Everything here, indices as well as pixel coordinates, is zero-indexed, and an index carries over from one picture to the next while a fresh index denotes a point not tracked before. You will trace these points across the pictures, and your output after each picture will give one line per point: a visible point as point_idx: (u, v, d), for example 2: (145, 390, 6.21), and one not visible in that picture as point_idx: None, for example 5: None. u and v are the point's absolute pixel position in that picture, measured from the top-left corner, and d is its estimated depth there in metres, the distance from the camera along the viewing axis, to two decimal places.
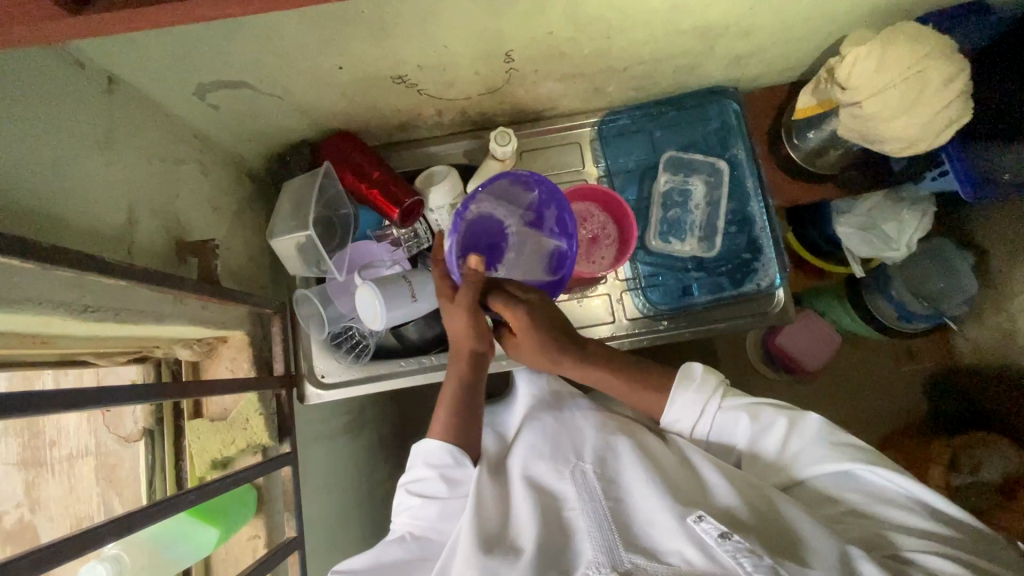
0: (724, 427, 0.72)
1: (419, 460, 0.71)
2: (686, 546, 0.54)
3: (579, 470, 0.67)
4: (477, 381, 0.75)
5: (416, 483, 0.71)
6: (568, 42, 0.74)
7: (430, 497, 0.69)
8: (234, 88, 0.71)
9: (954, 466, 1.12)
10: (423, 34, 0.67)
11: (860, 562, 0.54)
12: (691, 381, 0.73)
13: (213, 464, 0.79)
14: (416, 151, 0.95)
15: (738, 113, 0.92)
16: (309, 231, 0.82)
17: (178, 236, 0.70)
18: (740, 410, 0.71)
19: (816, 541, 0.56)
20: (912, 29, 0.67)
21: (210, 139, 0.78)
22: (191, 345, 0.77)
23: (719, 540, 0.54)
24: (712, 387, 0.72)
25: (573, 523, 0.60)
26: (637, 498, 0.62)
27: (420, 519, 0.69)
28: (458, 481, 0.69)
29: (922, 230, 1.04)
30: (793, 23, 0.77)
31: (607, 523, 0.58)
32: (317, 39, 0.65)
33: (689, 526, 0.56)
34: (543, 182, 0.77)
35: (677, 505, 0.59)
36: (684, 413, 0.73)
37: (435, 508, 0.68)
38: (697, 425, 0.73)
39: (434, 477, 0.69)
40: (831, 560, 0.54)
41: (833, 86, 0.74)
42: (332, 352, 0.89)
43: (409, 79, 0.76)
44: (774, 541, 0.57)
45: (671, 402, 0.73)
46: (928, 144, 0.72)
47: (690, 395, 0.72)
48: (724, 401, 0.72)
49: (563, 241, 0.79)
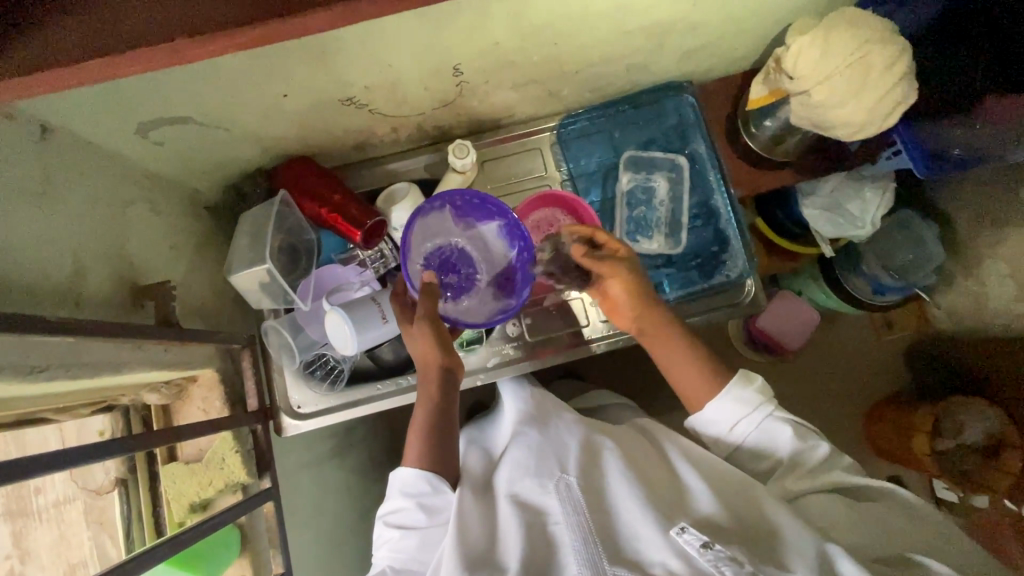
0: (765, 435, 0.72)
1: (395, 490, 0.71)
2: (670, 556, 0.57)
3: (563, 482, 0.67)
4: (446, 401, 0.76)
5: (393, 513, 0.70)
6: (517, 52, 0.73)
7: (410, 528, 0.68)
8: (178, 123, 0.69)
9: (938, 432, 1.20)
10: (366, 55, 0.65)
11: (838, 561, 0.57)
12: (749, 385, 0.73)
13: (191, 507, 0.76)
14: (376, 169, 0.93)
15: (695, 107, 0.93)
16: (268, 263, 0.79)
17: (132, 280, 0.68)
18: (787, 423, 0.71)
19: (794, 546, 0.59)
20: (854, 15, 0.68)
21: (159, 176, 0.76)
22: (159, 388, 0.76)
23: (702, 550, 0.57)
24: (768, 396, 0.73)
25: (560, 538, 0.61)
26: (623, 510, 0.63)
27: (401, 552, 0.68)
28: (436, 509, 0.69)
29: (886, 205, 1.05)
30: (737, 15, 0.77)
31: (591, 536, 0.60)
32: (258, 70, 0.63)
33: (672, 538, 0.58)
34: (450, 195, 0.82)
35: (661, 517, 0.61)
36: (730, 414, 0.72)
37: (416, 539, 0.68)
38: (737, 425, 0.72)
39: (410, 507, 0.69)
40: (808, 556, 0.58)
41: (782, 76, 0.74)
42: (307, 380, 0.88)
43: (359, 100, 0.75)
44: (753, 544, 0.60)
45: (722, 397, 0.73)
46: (877, 128, 0.72)
47: (746, 395, 0.72)
48: (774, 412, 0.72)
49: (499, 216, 0.83)
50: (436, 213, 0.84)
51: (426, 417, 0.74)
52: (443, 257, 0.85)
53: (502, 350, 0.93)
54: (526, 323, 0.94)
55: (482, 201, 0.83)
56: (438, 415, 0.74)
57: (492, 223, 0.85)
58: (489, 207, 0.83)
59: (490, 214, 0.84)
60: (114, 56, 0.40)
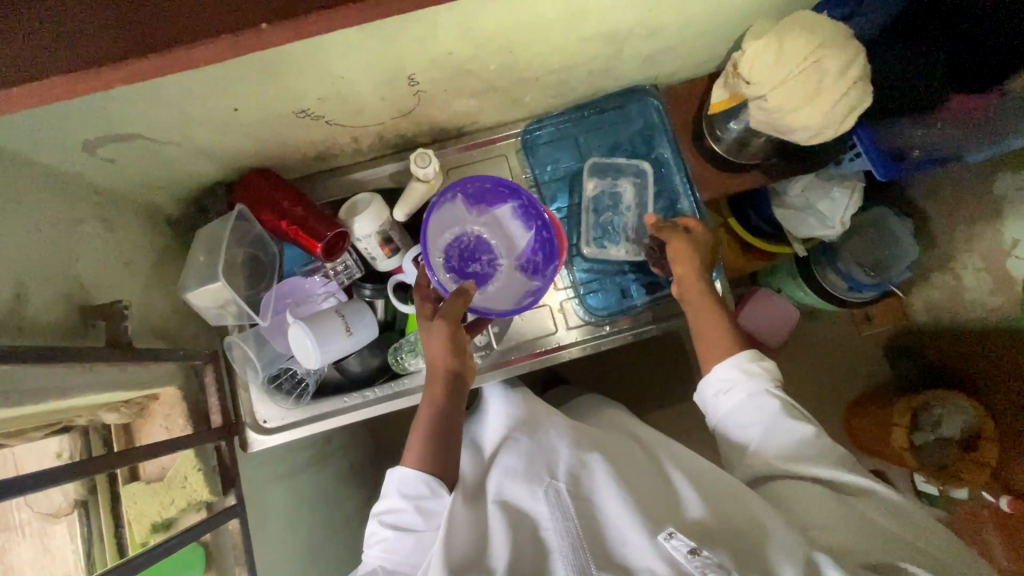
0: (755, 410, 0.72)
1: (393, 490, 0.72)
2: (656, 562, 0.56)
3: (552, 488, 0.66)
4: (450, 405, 0.76)
5: (389, 514, 0.71)
6: (472, 60, 0.72)
7: (405, 530, 0.69)
8: (126, 140, 0.68)
9: (918, 427, 1.22)
10: (315, 68, 0.64)
11: (825, 567, 0.55)
12: (749, 362, 0.74)
13: (154, 527, 0.75)
14: (340, 179, 0.92)
15: (659, 110, 0.93)
16: (218, 280, 0.79)
17: (81, 301, 0.67)
18: (780, 400, 0.71)
19: (783, 551, 0.56)
20: (807, 19, 0.68)
21: (111, 193, 0.75)
22: (118, 408, 0.74)
23: (689, 557, 0.55)
24: (764, 374, 0.74)
25: (549, 544, 0.61)
26: (610, 515, 0.61)
27: (393, 553, 0.69)
28: (431, 511, 0.70)
29: (855, 205, 1.05)
30: (694, 19, 0.76)
31: (578, 541, 0.58)
32: (203, 85, 0.62)
33: (660, 544, 0.57)
34: (464, 183, 0.85)
35: (647, 522, 0.59)
36: (725, 382, 0.75)
37: (410, 541, 0.69)
38: (732, 395, 0.73)
39: (407, 508, 0.70)
40: (797, 558, 0.55)
41: (739, 81, 0.74)
42: (272, 395, 0.87)
43: (314, 112, 0.74)
44: (739, 548, 0.57)
45: (719, 366, 0.75)
46: (834, 132, 0.72)
47: (741, 368, 0.74)
48: (770, 390, 0.73)
49: (516, 200, 0.87)
50: (451, 201, 0.86)
51: (431, 419, 0.75)
52: (461, 245, 0.89)
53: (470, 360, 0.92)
54: (493, 331, 0.93)
55: (495, 185, 0.87)
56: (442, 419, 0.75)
57: (506, 205, 0.89)
58: (502, 189, 0.87)
59: (506, 197, 0.88)
60: (98, 69, 0.43)
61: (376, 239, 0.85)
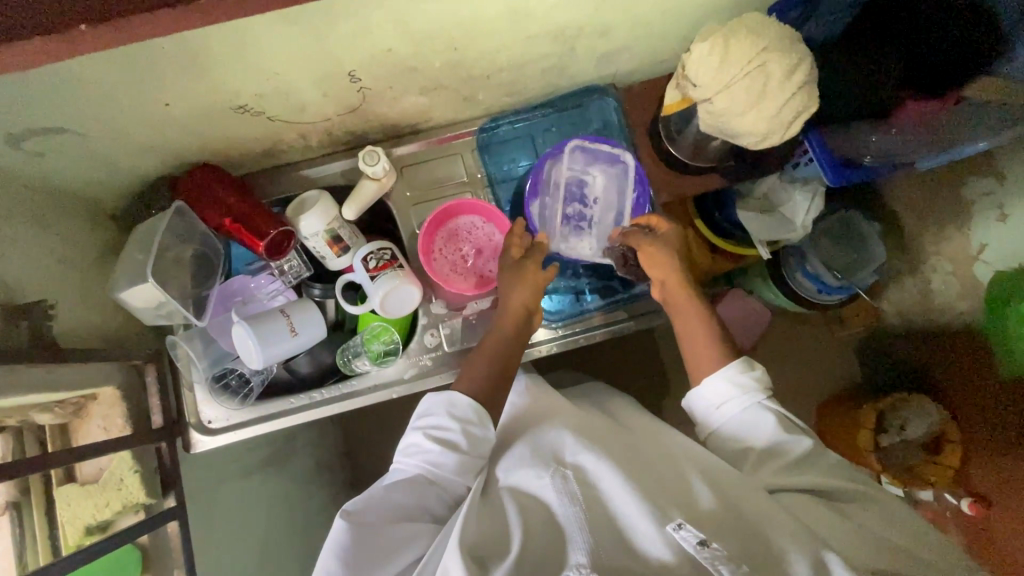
0: (747, 422, 0.72)
1: (442, 410, 0.71)
2: (665, 551, 0.56)
3: (559, 474, 0.66)
4: (517, 340, 0.81)
5: (434, 429, 0.70)
6: (414, 58, 0.71)
7: (450, 447, 0.69)
8: (55, 134, 0.66)
9: (884, 428, 1.21)
10: (247, 62, 0.63)
11: (832, 564, 0.56)
12: (742, 375, 0.73)
13: (88, 530, 0.73)
14: (291, 176, 0.91)
15: (618, 109, 0.92)
16: (149, 282, 0.76)
17: (6, 301, 0.65)
18: (771, 412, 0.71)
19: (790, 541, 0.58)
20: (752, 21, 0.67)
21: (46, 189, 0.73)
22: (52, 408, 0.72)
23: (699, 547, 0.56)
24: (759, 387, 0.73)
25: (560, 528, 0.61)
26: (617, 501, 0.62)
27: (435, 467, 0.68)
28: (477, 437, 0.71)
29: (816, 208, 1.05)
30: (645, 18, 0.75)
31: (586, 527, 0.59)
32: (128, 79, 0.60)
33: (668, 533, 0.57)
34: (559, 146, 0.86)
35: (656, 510, 0.60)
36: (717, 396, 0.73)
37: (454, 460, 0.68)
38: (725, 409, 0.73)
39: (455, 428, 0.70)
40: (803, 551, 0.57)
41: (687, 83, 0.72)
42: (217, 395, 0.86)
43: (253, 107, 0.72)
44: (750, 543, 0.58)
45: (712, 378, 0.74)
46: (782, 137, 0.71)
47: (736, 382, 0.73)
48: (762, 401, 0.72)
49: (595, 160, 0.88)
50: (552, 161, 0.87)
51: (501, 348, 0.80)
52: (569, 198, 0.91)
53: (420, 361, 0.89)
54: (445, 333, 0.89)
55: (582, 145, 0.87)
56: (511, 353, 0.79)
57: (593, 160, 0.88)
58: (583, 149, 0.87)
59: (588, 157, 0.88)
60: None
61: (323, 238, 0.83)
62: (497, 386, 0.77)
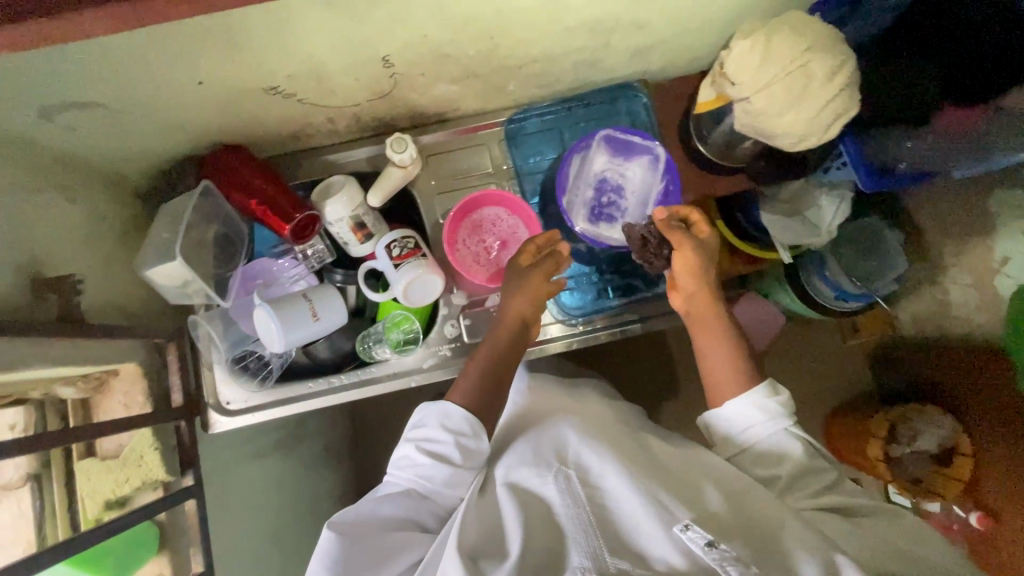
0: (770, 445, 0.72)
1: (434, 422, 0.71)
2: (670, 552, 0.57)
3: (562, 474, 0.67)
4: (513, 344, 0.80)
5: (427, 442, 0.70)
6: (449, 45, 0.70)
7: (443, 461, 0.68)
8: (87, 108, 0.65)
9: (894, 438, 1.21)
10: (284, 44, 0.62)
11: (845, 567, 0.55)
12: (774, 399, 0.73)
13: (108, 503, 0.74)
14: (316, 160, 0.90)
15: (648, 106, 0.91)
16: (176, 259, 0.76)
17: (36, 273, 0.66)
18: (797, 439, 0.71)
19: (802, 544, 0.57)
20: (795, 20, 0.65)
21: (75, 162, 0.73)
22: (75, 381, 0.74)
23: (707, 549, 0.56)
24: (786, 413, 0.73)
25: (562, 528, 0.62)
26: (620, 502, 0.63)
27: (425, 480, 0.69)
28: (471, 450, 0.70)
29: (843, 213, 1.05)
30: (684, 13, 0.74)
31: (591, 528, 0.60)
32: (165, 56, 0.60)
33: (676, 535, 0.58)
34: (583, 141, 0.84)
35: (660, 512, 0.60)
36: (744, 417, 0.73)
37: (447, 473, 0.68)
38: (748, 432, 0.73)
39: (448, 441, 0.69)
40: (818, 557, 0.56)
41: (725, 81, 0.72)
42: (236, 376, 0.86)
43: (285, 89, 0.72)
44: (758, 546, 0.59)
45: (743, 400, 0.73)
46: (818, 140, 0.70)
47: (766, 406, 0.72)
48: (788, 428, 0.72)
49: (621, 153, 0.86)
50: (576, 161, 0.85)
51: (492, 348, 0.79)
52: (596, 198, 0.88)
53: (439, 351, 0.88)
54: (465, 324, 0.89)
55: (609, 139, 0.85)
56: (505, 355, 0.78)
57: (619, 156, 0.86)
58: (611, 142, 0.85)
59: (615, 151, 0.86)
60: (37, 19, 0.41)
61: (348, 223, 0.83)
62: (494, 392, 0.76)
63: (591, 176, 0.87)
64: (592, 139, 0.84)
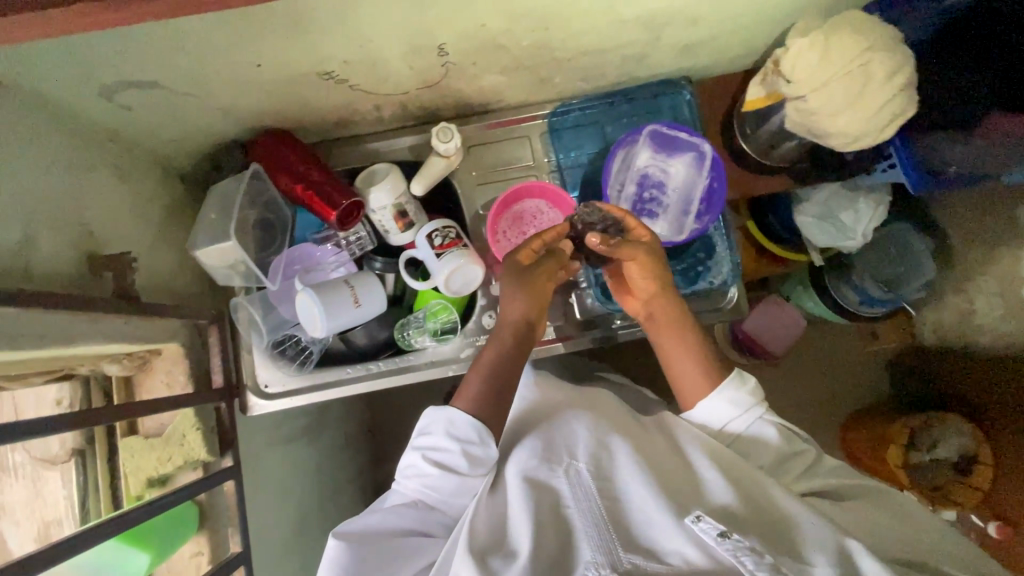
0: (749, 437, 0.74)
1: (440, 431, 0.70)
2: (685, 546, 0.56)
3: (572, 468, 0.66)
4: (517, 353, 0.78)
5: (433, 451, 0.70)
6: (505, 35, 0.70)
7: (449, 470, 0.69)
8: (145, 88, 0.66)
9: (914, 445, 1.20)
10: (345, 29, 0.62)
11: (859, 556, 0.55)
12: (743, 389, 0.75)
13: (150, 481, 0.75)
14: (358, 148, 0.91)
15: (692, 104, 0.90)
16: (232, 240, 0.78)
17: (91, 250, 0.66)
18: (772, 424, 0.74)
19: (810, 538, 0.57)
20: (855, 20, 0.65)
21: (126, 142, 0.73)
22: (121, 360, 0.73)
23: (719, 540, 0.55)
24: (758, 399, 0.75)
25: (573, 523, 0.61)
26: (631, 495, 0.62)
27: (433, 489, 0.69)
28: (477, 458, 0.70)
29: (878, 218, 1.04)
30: (738, 11, 0.74)
31: (605, 524, 0.59)
32: (229, 37, 0.60)
33: (687, 526, 0.57)
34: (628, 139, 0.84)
35: (672, 506, 0.60)
36: (716, 413, 0.75)
37: (453, 481, 0.69)
38: (728, 426, 0.75)
39: (454, 450, 0.69)
40: (828, 549, 0.55)
41: (779, 79, 0.71)
42: (275, 361, 0.86)
43: (338, 75, 0.72)
44: (773, 538, 0.57)
45: (711, 398, 0.75)
46: (872, 140, 0.70)
47: (734, 398, 0.75)
48: (764, 414, 0.75)
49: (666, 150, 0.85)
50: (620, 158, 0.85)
51: (494, 358, 0.77)
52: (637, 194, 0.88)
53: (476, 342, 0.88)
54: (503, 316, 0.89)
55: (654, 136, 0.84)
56: (509, 363, 0.77)
57: (664, 152, 0.86)
58: (656, 139, 0.84)
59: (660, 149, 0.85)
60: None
61: (391, 212, 0.83)
62: (495, 393, 0.74)
63: (634, 172, 0.87)
64: (638, 136, 0.84)
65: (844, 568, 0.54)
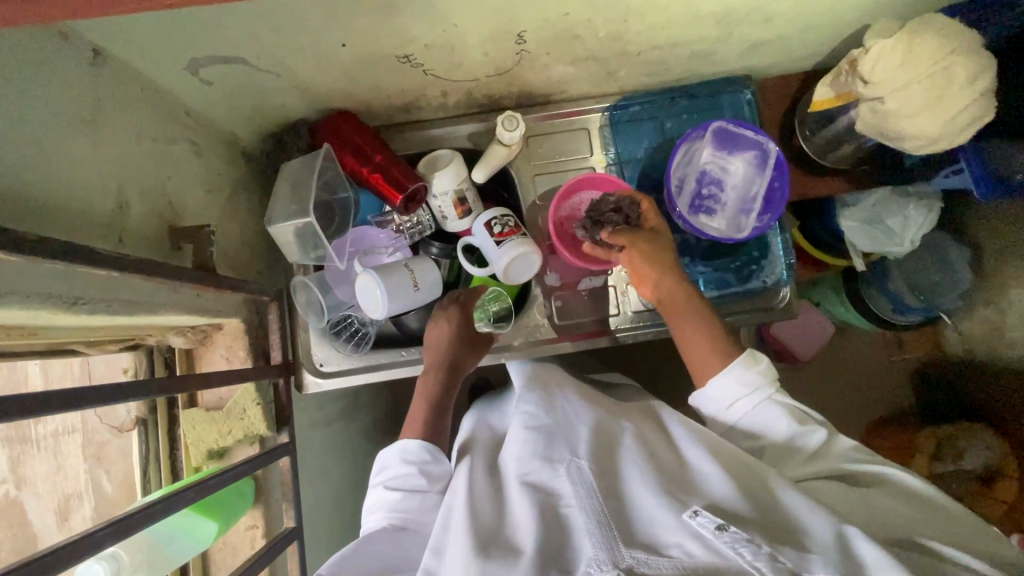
0: (758, 417, 0.72)
1: (394, 459, 0.75)
2: (687, 539, 0.53)
3: (574, 466, 0.63)
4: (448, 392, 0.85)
5: (393, 480, 0.73)
6: (583, 25, 0.70)
7: (411, 490, 0.71)
8: (228, 63, 0.66)
9: (939, 455, 1.19)
10: (433, 12, 0.63)
11: (856, 539, 0.53)
12: (754, 367, 0.72)
13: (209, 454, 0.77)
14: (418, 133, 0.91)
15: (752, 103, 0.91)
16: (309, 215, 0.79)
17: (171, 222, 0.67)
18: (779, 404, 0.71)
19: (813, 532, 0.55)
20: (938, 23, 0.65)
21: (201, 117, 0.74)
22: (185, 332, 0.74)
23: (718, 532, 0.53)
24: (769, 381, 0.72)
25: (572, 523, 0.57)
26: (634, 495, 0.60)
27: (400, 513, 0.70)
28: (435, 475, 0.74)
29: (928, 224, 1.03)
30: (815, 11, 0.74)
31: (606, 521, 0.56)
32: (321, 15, 0.60)
33: (686, 522, 0.55)
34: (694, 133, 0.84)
35: (673, 501, 0.58)
36: (723, 395, 0.73)
37: (417, 500, 0.71)
38: (734, 407, 0.72)
39: (411, 471, 0.73)
40: (830, 542, 0.53)
41: (856, 79, 0.72)
42: (333, 341, 0.87)
43: (416, 58, 0.72)
44: (775, 531, 0.55)
45: (716, 380, 0.73)
46: (948, 143, 0.70)
47: (743, 377, 0.72)
48: (773, 395, 0.72)
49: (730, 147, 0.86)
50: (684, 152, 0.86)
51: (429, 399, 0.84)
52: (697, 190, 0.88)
53: (529, 331, 0.92)
54: (557, 306, 0.92)
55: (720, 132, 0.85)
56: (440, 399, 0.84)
57: (727, 150, 0.86)
58: (721, 135, 0.85)
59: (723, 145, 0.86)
60: None
61: (451, 199, 0.84)
62: (435, 419, 0.82)
63: (696, 168, 0.88)
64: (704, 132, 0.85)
65: (846, 554, 0.52)
